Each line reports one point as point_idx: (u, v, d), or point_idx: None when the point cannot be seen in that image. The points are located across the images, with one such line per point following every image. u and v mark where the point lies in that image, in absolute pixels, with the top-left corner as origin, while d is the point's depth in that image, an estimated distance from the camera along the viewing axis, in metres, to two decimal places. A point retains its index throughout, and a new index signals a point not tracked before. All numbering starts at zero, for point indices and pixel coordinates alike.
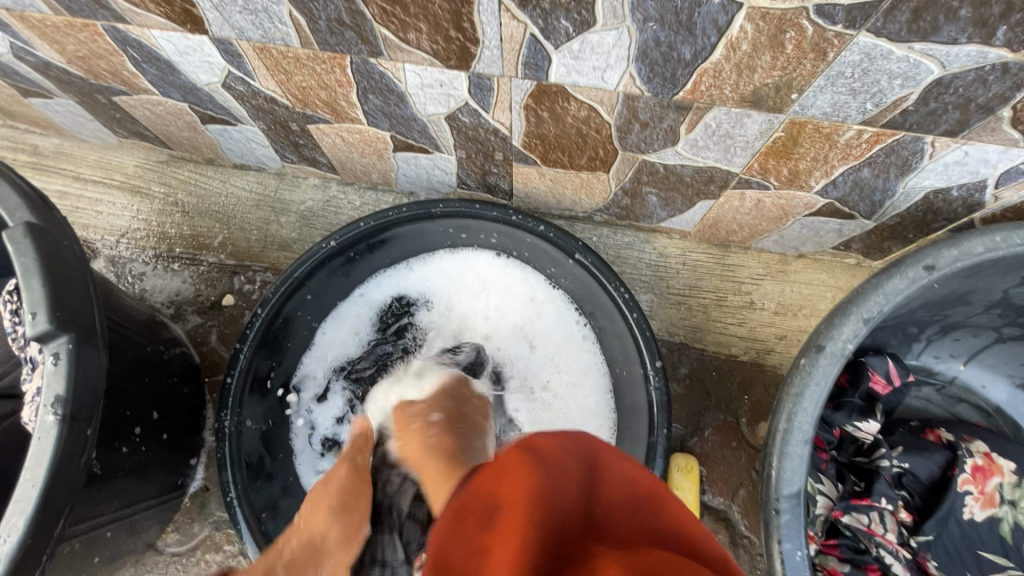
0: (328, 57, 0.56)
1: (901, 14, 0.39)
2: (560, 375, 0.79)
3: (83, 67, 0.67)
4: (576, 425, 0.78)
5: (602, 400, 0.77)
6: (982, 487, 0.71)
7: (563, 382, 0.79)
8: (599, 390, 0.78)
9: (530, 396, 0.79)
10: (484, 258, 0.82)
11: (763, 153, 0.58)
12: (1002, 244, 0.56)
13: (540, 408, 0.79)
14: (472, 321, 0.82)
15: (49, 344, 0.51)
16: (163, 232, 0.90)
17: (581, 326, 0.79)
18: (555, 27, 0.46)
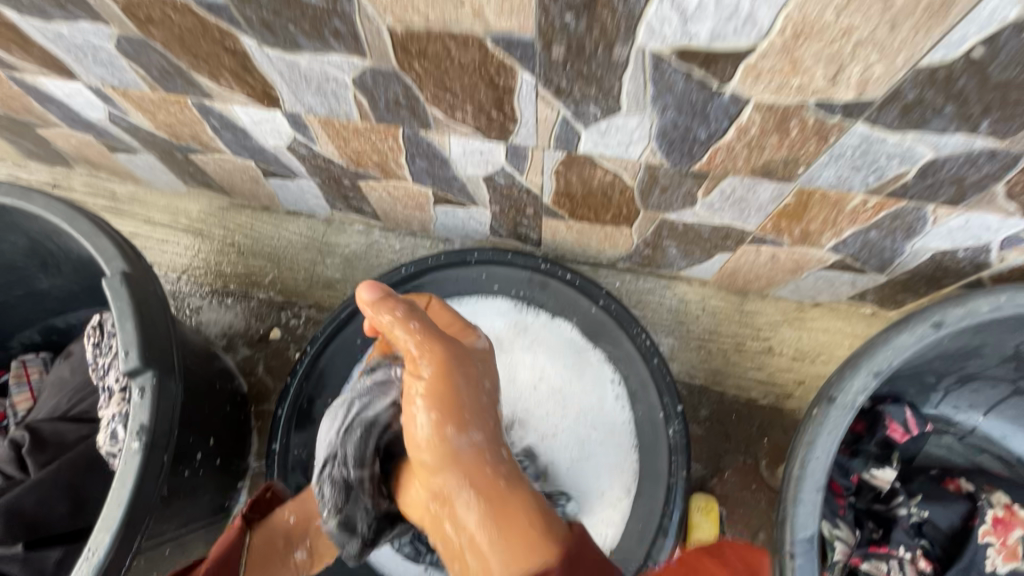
0: (384, 129, 0.64)
1: (891, 110, 0.44)
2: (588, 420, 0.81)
3: (169, 131, 0.77)
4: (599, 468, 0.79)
5: (628, 450, 0.78)
6: (1004, 539, 0.70)
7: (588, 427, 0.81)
8: (626, 443, 0.79)
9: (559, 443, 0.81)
10: (518, 303, 0.85)
11: (776, 215, 0.63)
12: (1007, 303, 0.59)
13: (568, 456, 0.80)
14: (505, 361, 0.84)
15: (137, 378, 0.58)
16: (220, 270, 0.99)
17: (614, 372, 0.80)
18: (585, 111, 0.52)
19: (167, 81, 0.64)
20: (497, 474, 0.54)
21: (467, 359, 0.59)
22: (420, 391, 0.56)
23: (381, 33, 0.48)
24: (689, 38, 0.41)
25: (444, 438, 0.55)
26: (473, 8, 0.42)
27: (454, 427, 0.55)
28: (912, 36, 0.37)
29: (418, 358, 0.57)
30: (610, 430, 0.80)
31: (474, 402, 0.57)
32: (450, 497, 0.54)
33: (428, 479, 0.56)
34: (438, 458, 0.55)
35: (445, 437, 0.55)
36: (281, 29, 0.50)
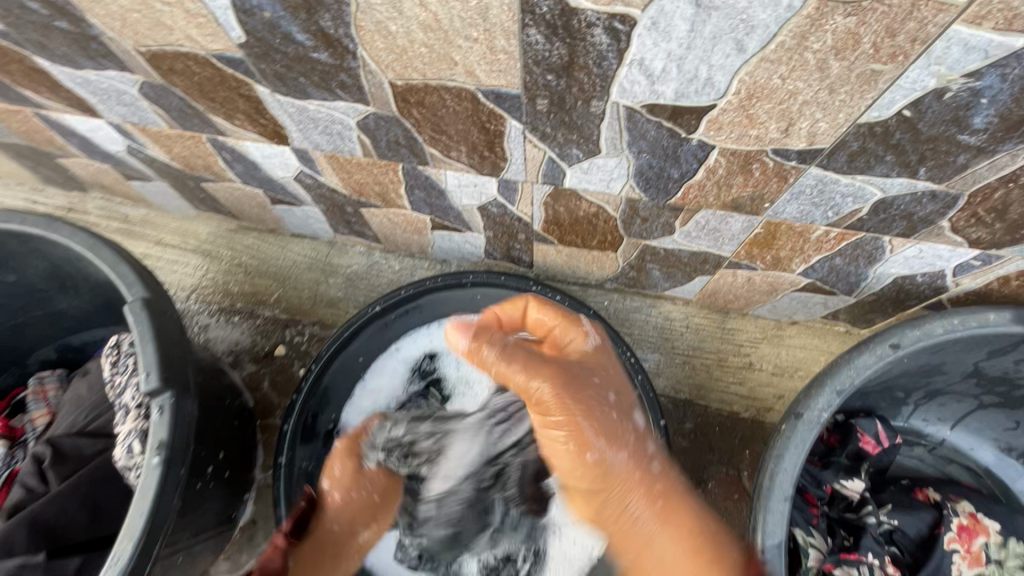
0: (385, 164, 0.69)
1: (840, 157, 0.49)
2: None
3: (183, 162, 0.82)
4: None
5: None
6: (968, 546, 0.75)
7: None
8: None
9: None
10: None
11: (748, 243, 0.68)
12: (959, 326, 0.64)
13: None
14: None
15: (156, 398, 0.63)
16: (227, 289, 1.04)
17: None
18: (569, 153, 0.57)
19: (184, 120, 0.69)
20: (665, 487, 0.60)
21: (579, 381, 0.58)
22: (541, 413, 0.56)
23: (384, 86, 0.53)
24: (657, 96, 0.46)
25: (580, 447, 0.55)
26: (465, 68, 0.48)
27: (589, 449, 0.55)
28: (849, 99, 0.42)
29: (531, 386, 0.56)
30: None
31: (600, 423, 0.57)
32: (616, 509, 0.58)
33: (587, 492, 0.58)
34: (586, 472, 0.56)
35: (585, 441, 0.55)
36: (292, 80, 0.55)
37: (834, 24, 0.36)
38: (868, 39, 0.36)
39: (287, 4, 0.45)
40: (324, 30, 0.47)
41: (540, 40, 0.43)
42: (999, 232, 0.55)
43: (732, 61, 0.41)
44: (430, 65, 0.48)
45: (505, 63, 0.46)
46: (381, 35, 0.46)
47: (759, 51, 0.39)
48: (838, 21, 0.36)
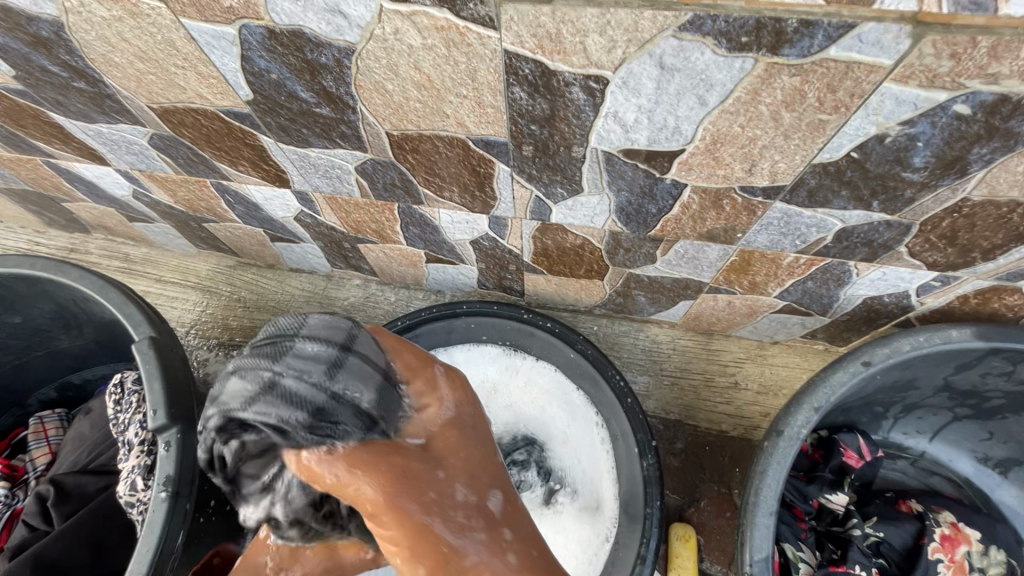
0: (382, 204, 0.73)
1: (801, 193, 0.53)
2: (580, 460, 0.88)
3: (186, 204, 0.85)
4: (589, 502, 0.85)
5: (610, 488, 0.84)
6: (952, 555, 0.78)
7: (581, 465, 0.87)
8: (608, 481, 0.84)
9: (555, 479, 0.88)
10: (506, 350, 0.93)
11: (725, 270, 0.73)
12: (924, 342, 0.68)
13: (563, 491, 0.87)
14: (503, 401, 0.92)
15: (163, 434, 0.65)
16: (226, 323, 1.06)
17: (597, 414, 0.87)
18: (554, 192, 0.62)
19: (191, 168, 0.73)
20: (529, 560, 0.44)
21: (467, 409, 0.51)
22: (425, 423, 0.48)
23: (381, 135, 0.57)
24: (632, 142, 0.51)
25: (443, 459, 0.46)
26: (456, 119, 0.52)
27: (444, 476, 0.45)
28: (802, 143, 0.47)
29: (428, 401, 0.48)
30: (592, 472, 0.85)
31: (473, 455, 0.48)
32: (391, 522, 0.42)
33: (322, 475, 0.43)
34: (399, 479, 0.43)
35: (447, 461, 0.46)
36: (295, 131, 0.59)
37: (783, 81, 0.40)
38: (812, 95, 0.41)
39: (292, 67, 0.49)
40: (326, 88, 0.51)
41: (523, 97, 0.47)
42: (951, 256, 0.60)
43: (696, 112, 0.45)
44: (425, 118, 0.53)
45: (492, 116, 0.51)
46: (379, 93, 0.50)
47: (719, 105, 0.44)
48: (785, 80, 0.40)
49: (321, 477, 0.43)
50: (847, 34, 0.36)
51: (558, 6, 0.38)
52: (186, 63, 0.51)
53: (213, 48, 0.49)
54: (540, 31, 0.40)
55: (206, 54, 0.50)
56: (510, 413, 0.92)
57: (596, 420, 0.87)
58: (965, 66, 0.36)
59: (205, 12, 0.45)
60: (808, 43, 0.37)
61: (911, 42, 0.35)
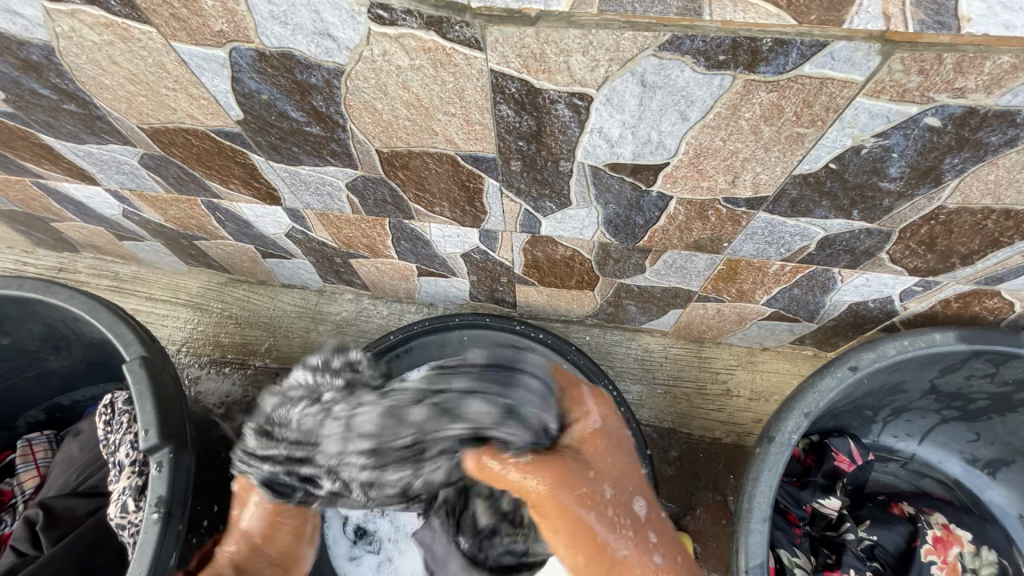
0: (373, 219, 0.74)
1: (783, 203, 0.55)
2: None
3: (177, 223, 0.86)
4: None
5: None
6: (945, 557, 0.79)
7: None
8: None
9: None
10: None
11: (713, 278, 0.74)
12: (908, 347, 0.69)
13: None
14: None
15: (155, 454, 0.64)
16: (218, 340, 1.06)
17: None
18: (543, 206, 0.63)
19: (182, 187, 0.74)
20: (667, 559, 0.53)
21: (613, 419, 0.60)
22: (576, 431, 0.57)
23: (371, 152, 0.58)
24: (617, 156, 0.52)
25: (586, 474, 0.53)
26: (444, 136, 0.53)
27: (595, 476, 0.53)
28: (782, 155, 0.48)
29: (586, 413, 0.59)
30: None
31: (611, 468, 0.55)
32: (557, 513, 0.50)
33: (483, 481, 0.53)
34: (552, 489, 0.51)
35: (587, 481, 0.52)
36: (286, 149, 0.60)
37: (760, 97, 0.42)
38: (789, 110, 0.43)
39: (282, 88, 0.50)
40: (316, 108, 0.52)
41: (510, 114, 0.48)
42: (931, 261, 0.61)
43: (679, 127, 0.46)
44: (414, 136, 0.54)
45: (480, 133, 0.52)
46: (368, 112, 0.51)
47: (700, 120, 0.45)
48: (763, 96, 0.42)
49: (493, 475, 0.52)
50: (820, 52, 0.37)
51: (541, 28, 0.39)
52: (177, 85, 0.52)
53: (204, 70, 0.49)
54: (525, 52, 0.41)
55: (197, 76, 0.50)
56: None
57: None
58: (932, 81, 0.38)
59: (195, 36, 0.45)
60: (783, 61, 0.38)
61: (880, 59, 0.37)
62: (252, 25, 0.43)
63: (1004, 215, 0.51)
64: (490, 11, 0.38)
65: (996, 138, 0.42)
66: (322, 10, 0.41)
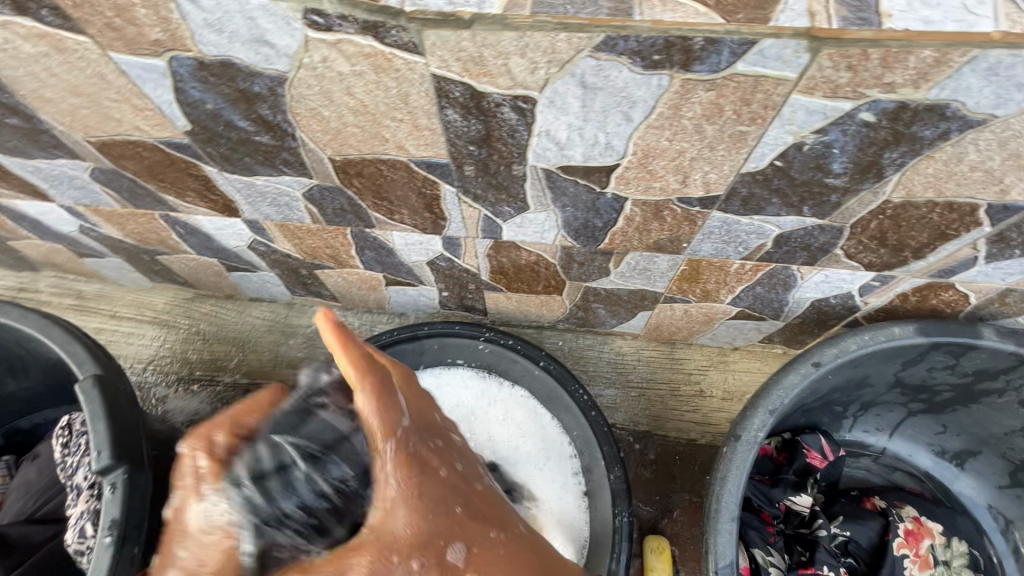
0: (335, 229, 0.73)
1: (735, 202, 0.55)
2: (554, 494, 0.84)
3: (137, 238, 0.84)
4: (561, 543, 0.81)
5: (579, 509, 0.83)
6: (917, 549, 0.79)
7: (554, 501, 0.84)
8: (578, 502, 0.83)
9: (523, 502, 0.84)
10: (477, 373, 0.92)
11: (677, 279, 0.74)
12: (869, 341, 0.70)
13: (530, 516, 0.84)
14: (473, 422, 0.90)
15: (108, 475, 0.62)
16: (185, 357, 1.04)
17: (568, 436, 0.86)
18: (501, 210, 0.63)
19: (137, 201, 0.72)
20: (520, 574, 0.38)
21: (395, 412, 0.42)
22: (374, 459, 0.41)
23: (324, 161, 0.57)
24: (568, 159, 0.52)
25: (462, 523, 0.39)
26: (395, 143, 0.53)
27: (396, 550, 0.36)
28: (728, 154, 0.48)
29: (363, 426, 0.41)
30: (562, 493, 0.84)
31: (490, 494, 0.43)
32: None
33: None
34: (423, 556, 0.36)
35: (468, 529, 0.39)
36: (238, 160, 0.59)
37: (699, 96, 0.42)
38: (729, 108, 0.43)
39: (226, 97, 0.49)
40: (263, 117, 0.51)
41: (457, 119, 0.48)
42: (884, 256, 0.62)
43: (624, 127, 0.47)
44: (365, 143, 0.53)
45: (430, 138, 0.51)
46: (316, 119, 0.51)
47: (644, 120, 0.45)
48: (701, 95, 0.42)
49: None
50: (750, 50, 0.38)
51: (476, 31, 0.39)
52: (120, 96, 0.51)
53: (145, 80, 0.49)
54: (463, 55, 0.41)
55: (139, 87, 0.50)
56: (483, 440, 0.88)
57: (570, 453, 0.86)
58: (862, 77, 0.39)
59: (131, 45, 0.45)
60: (716, 60, 0.39)
61: (809, 56, 0.37)
62: (188, 33, 0.43)
63: (947, 208, 0.52)
64: (424, 15, 0.38)
65: (930, 131, 0.43)
66: (257, 16, 0.40)
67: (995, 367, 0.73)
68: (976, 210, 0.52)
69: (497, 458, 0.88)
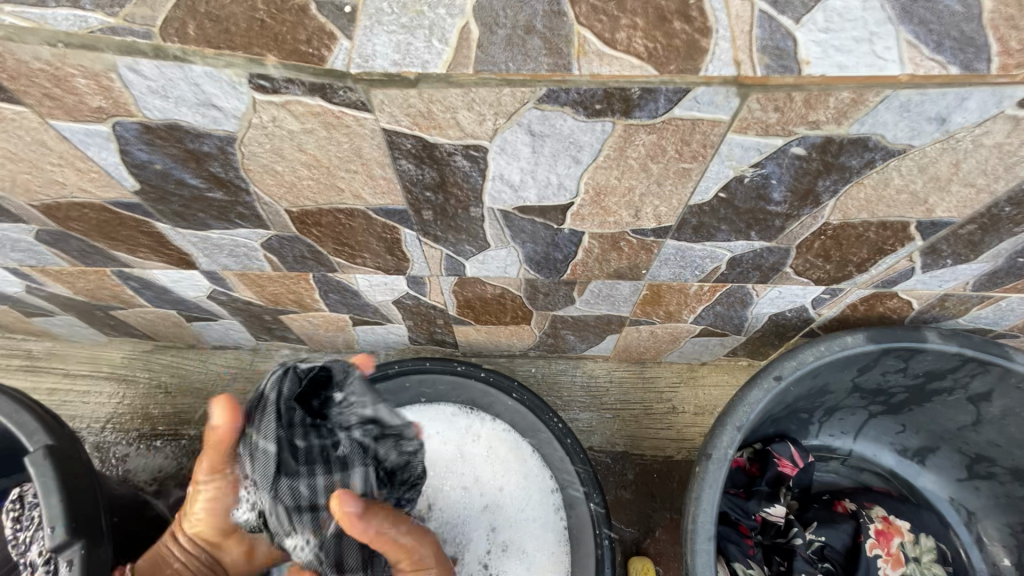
0: (296, 275, 0.72)
1: (687, 230, 0.57)
2: (534, 532, 0.85)
3: (88, 294, 0.81)
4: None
5: (560, 546, 0.84)
6: (888, 549, 0.82)
7: (532, 538, 0.85)
8: (561, 537, 0.84)
9: (508, 541, 0.85)
10: (461, 409, 0.91)
11: (640, 303, 0.76)
12: (825, 351, 0.73)
13: (517, 556, 0.84)
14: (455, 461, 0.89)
15: (63, 552, 0.63)
16: (147, 413, 1.00)
17: (542, 468, 0.87)
18: (462, 249, 0.63)
19: (87, 259, 0.70)
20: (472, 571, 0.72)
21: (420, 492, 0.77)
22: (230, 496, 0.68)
23: (280, 212, 0.57)
24: (523, 200, 0.53)
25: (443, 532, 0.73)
26: (351, 192, 0.53)
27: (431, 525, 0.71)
28: (675, 188, 0.50)
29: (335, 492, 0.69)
30: (544, 529, 0.85)
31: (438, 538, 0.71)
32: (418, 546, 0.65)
33: (392, 528, 0.63)
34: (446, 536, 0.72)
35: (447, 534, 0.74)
36: (191, 216, 0.58)
37: (641, 139, 0.44)
38: (671, 148, 0.45)
39: (175, 157, 0.49)
40: (215, 174, 0.51)
41: (411, 167, 0.49)
42: (831, 271, 0.65)
43: (574, 169, 0.48)
44: (320, 194, 0.53)
45: (386, 186, 0.52)
46: (269, 174, 0.50)
47: (593, 162, 0.47)
48: (644, 137, 0.44)
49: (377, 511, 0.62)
50: (684, 97, 0.40)
51: (423, 89, 0.40)
52: (63, 160, 0.50)
53: (89, 144, 0.48)
54: (413, 111, 0.42)
55: (83, 151, 0.49)
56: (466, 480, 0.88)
57: (552, 487, 0.86)
58: (790, 116, 0.41)
59: (72, 113, 0.44)
60: (654, 106, 0.41)
61: (739, 100, 0.40)
62: (131, 100, 0.42)
63: (882, 226, 0.56)
64: (370, 76, 0.39)
65: (856, 160, 0.46)
66: (202, 82, 0.40)
67: (942, 368, 0.77)
68: (907, 227, 0.56)
69: (479, 496, 0.87)
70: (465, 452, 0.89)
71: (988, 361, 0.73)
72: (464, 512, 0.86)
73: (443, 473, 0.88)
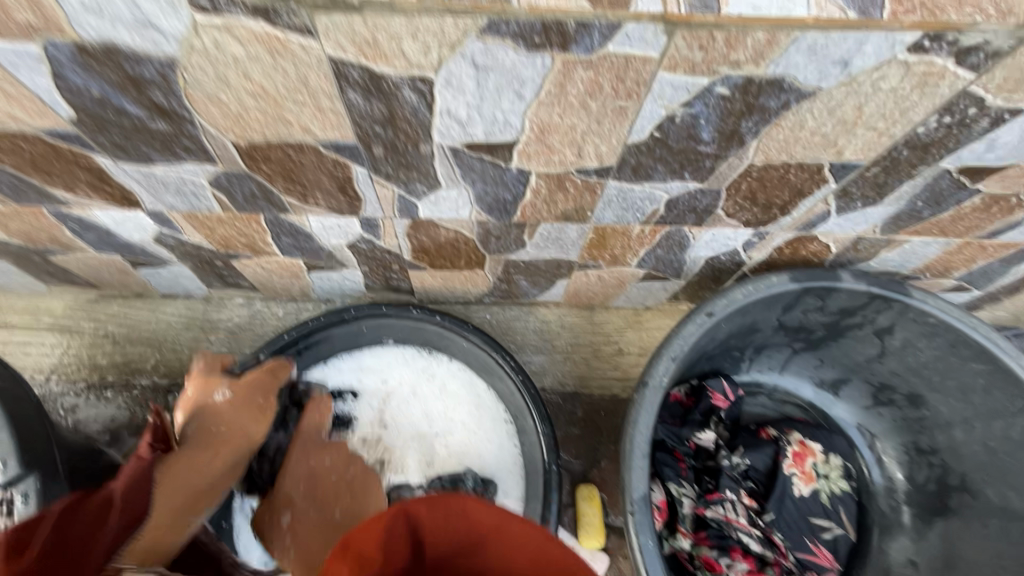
0: (247, 216, 0.72)
1: (627, 171, 0.61)
2: (489, 462, 0.92)
3: (24, 237, 0.78)
4: None
5: (513, 473, 0.91)
6: (802, 467, 0.93)
7: (487, 467, 0.92)
8: (515, 465, 0.91)
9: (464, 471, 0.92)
10: (423, 352, 0.96)
11: (587, 247, 0.80)
12: (753, 291, 0.80)
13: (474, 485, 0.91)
14: (411, 401, 0.95)
15: (19, 485, 0.65)
16: (95, 364, 0.98)
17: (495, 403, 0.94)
18: (414, 189, 0.65)
19: (21, 196, 0.68)
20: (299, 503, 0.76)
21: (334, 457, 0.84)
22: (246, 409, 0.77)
23: (228, 145, 0.57)
24: (471, 136, 0.55)
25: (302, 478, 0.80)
26: (300, 125, 0.53)
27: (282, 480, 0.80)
28: (613, 127, 0.53)
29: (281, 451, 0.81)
30: (497, 457, 0.92)
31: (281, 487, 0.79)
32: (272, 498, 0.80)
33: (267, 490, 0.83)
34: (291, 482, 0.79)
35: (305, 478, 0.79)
36: (133, 148, 0.57)
37: (579, 75, 0.47)
38: (607, 86, 0.48)
39: (113, 83, 0.48)
40: (157, 103, 0.50)
41: (360, 100, 0.50)
42: (758, 213, 0.71)
43: (518, 105, 0.50)
44: (268, 127, 0.54)
45: (335, 120, 0.53)
46: (215, 104, 0.50)
47: (535, 98, 0.49)
48: (582, 73, 0.47)
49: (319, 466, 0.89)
50: (617, 33, 0.42)
51: (367, 14, 0.41)
52: None
53: (18, 66, 0.46)
54: (358, 38, 0.43)
55: (12, 73, 0.47)
56: (423, 420, 0.94)
57: (505, 422, 0.93)
58: (713, 56, 0.44)
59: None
60: (589, 41, 0.43)
61: (666, 37, 0.43)
62: (64, 17, 0.41)
63: (800, 168, 0.61)
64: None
65: (774, 102, 0.50)
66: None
67: (854, 305, 0.85)
68: (821, 169, 0.61)
69: (435, 433, 0.93)
70: (422, 393, 0.95)
71: (890, 298, 0.82)
72: (422, 449, 0.93)
73: (400, 412, 0.94)
